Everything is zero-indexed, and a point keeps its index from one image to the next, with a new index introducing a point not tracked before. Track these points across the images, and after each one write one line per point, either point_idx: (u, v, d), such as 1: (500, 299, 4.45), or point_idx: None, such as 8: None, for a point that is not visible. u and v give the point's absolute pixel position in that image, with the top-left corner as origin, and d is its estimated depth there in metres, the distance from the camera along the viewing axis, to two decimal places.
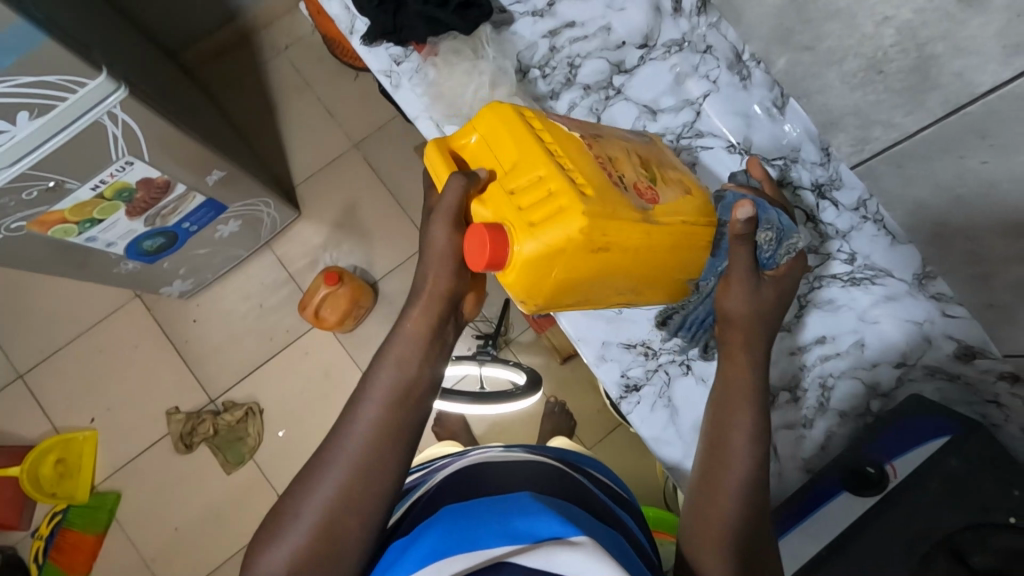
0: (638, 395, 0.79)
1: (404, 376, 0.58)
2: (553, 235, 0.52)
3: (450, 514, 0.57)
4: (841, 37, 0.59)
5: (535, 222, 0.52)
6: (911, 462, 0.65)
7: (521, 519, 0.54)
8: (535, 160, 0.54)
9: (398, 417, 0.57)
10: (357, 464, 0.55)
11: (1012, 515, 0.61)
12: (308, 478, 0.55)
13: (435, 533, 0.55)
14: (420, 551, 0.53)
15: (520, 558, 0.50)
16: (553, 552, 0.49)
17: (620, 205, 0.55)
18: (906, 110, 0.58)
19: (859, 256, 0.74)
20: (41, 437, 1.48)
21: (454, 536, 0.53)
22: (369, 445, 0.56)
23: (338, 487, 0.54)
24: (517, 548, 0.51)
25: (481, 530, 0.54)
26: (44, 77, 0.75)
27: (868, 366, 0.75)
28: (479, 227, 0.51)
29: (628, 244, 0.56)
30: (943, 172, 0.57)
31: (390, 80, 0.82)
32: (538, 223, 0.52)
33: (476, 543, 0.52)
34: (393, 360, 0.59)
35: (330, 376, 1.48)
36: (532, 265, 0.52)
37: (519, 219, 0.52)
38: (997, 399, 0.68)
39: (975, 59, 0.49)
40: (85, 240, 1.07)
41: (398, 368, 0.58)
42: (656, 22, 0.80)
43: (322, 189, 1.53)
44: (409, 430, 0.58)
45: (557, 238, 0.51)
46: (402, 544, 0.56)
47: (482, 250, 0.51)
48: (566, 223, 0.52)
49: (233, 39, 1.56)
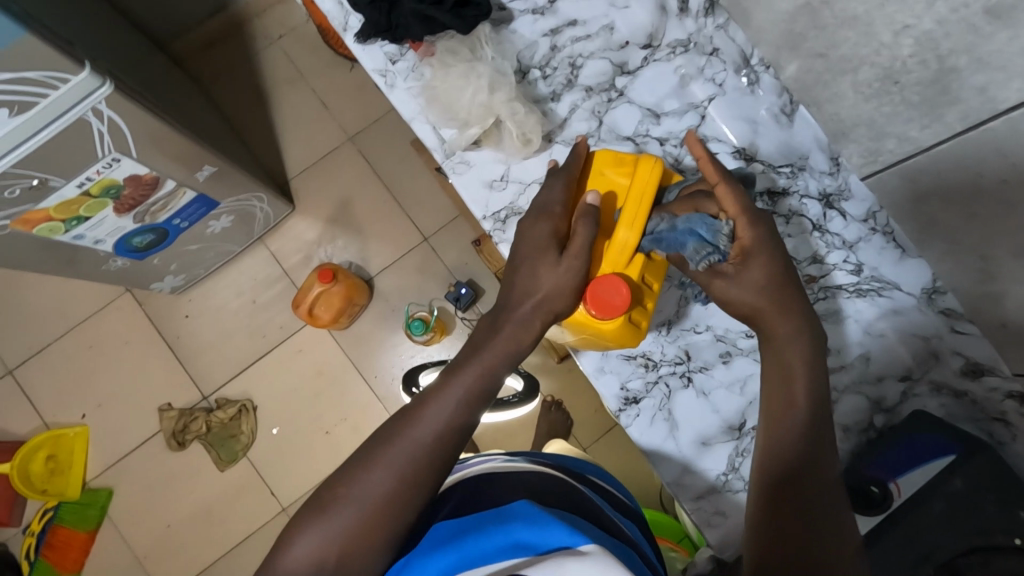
0: (638, 408, 0.77)
1: (475, 385, 0.60)
2: (629, 329, 0.67)
3: (458, 527, 0.55)
4: (856, 45, 0.57)
5: (629, 317, 0.67)
6: (915, 481, 0.64)
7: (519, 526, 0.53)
8: (660, 276, 0.71)
9: (450, 424, 0.58)
10: (401, 471, 0.55)
11: (1018, 537, 0.58)
12: (352, 475, 0.55)
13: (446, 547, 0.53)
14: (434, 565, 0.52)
15: (532, 569, 0.48)
16: (564, 561, 0.48)
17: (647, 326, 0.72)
18: (923, 124, 0.56)
19: (867, 267, 0.72)
20: (31, 433, 1.46)
21: (468, 548, 0.52)
22: (421, 450, 0.56)
23: (348, 526, 0.52)
24: (528, 560, 0.49)
25: (491, 538, 0.52)
26: (24, 72, 0.72)
27: (873, 381, 0.73)
28: (620, 283, 0.63)
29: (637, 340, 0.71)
30: (958, 188, 0.55)
31: (385, 80, 0.80)
32: (630, 323, 0.67)
33: (488, 558, 0.51)
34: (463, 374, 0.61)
35: (325, 374, 1.46)
36: (592, 328, 0.67)
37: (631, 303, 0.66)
38: (1004, 417, 0.66)
39: (999, 73, 0.46)
40: (72, 237, 1.04)
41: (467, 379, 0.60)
42: (661, 22, 0.78)
43: (317, 183, 1.50)
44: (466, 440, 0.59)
45: (622, 336, 0.68)
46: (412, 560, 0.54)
47: (611, 296, 0.63)
48: (632, 333, 0.68)
49: (225, 27, 1.52)
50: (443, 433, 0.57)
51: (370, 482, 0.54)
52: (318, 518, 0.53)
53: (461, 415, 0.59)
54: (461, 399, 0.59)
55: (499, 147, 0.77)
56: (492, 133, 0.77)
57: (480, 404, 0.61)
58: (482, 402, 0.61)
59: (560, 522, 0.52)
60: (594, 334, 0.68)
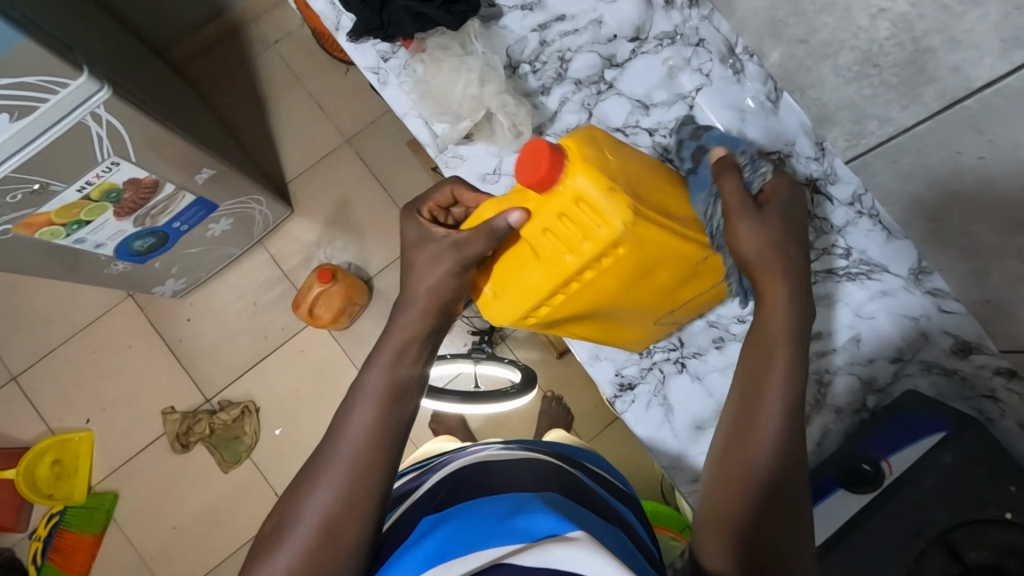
0: (633, 393, 0.79)
1: (387, 377, 0.60)
2: (578, 208, 0.58)
3: (447, 515, 0.57)
4: (835, 30, 0.58)
5: (563, 213, 0.58)
6: (907, 457, 0.65)
7: (503, 521, 0.54)
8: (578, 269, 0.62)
9: (372, 431, 0.58)
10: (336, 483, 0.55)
11: (1008, 511, 0.60)
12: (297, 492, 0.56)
13: (435, 531, 0.55)
14: (421, 552, 0.53)
15: (517, 559, 0.49)
16: (549, 547, 0.49)
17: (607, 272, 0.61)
18: (902, 105, 0.57)
19: (856, 251, 0.74)
20: (36, 438, 1.47)
21: (453, 536, 0.53)
22: (355, 455, 0.57)
23: (290, 567, 0.53)
24: (514, 547, 0.50)
25: (480, 528, 0.54)
26: (23, 78, 0.73)
27: (865, 361, 0.75)
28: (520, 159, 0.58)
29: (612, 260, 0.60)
30: (940, 167, 0.57)
31: (378, 77, 0.83)
32: (567, 213, 0.58)
33: (475, 544, 0.52)
34: (374, 366, 0.61)
35: (326, 374, 1.47)
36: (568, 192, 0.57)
37: (563, 201, 0.58)
38: (993, 393, 0.68)
39: (972, 52, 0.48)
40: (74, 241, 1.05)
41: (380, 371, 0.61)
42: (648, 15, 0.79)
43: (315, 185, 1.52)
44: (402, 429, 0.60)
45: (587, 208, 0.57)
46: (397, 556, 0.55)
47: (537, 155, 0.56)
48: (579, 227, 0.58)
49: (221, 33, 1.54)
50: (369, 430, 0.58)
51: (305, 502, 0.55)
52: (273, 545, 0.54)
53: (384, 406, 0.59)
54: (366, 416, 0.59)
55: (492, 139, 0.80)
56: (484, 126, 0.80)
57: (396, 401, 0.60)
58: (402, 397, 0.61)
59: (547, 511, 0.54)
60: (592, 212, 0.57)
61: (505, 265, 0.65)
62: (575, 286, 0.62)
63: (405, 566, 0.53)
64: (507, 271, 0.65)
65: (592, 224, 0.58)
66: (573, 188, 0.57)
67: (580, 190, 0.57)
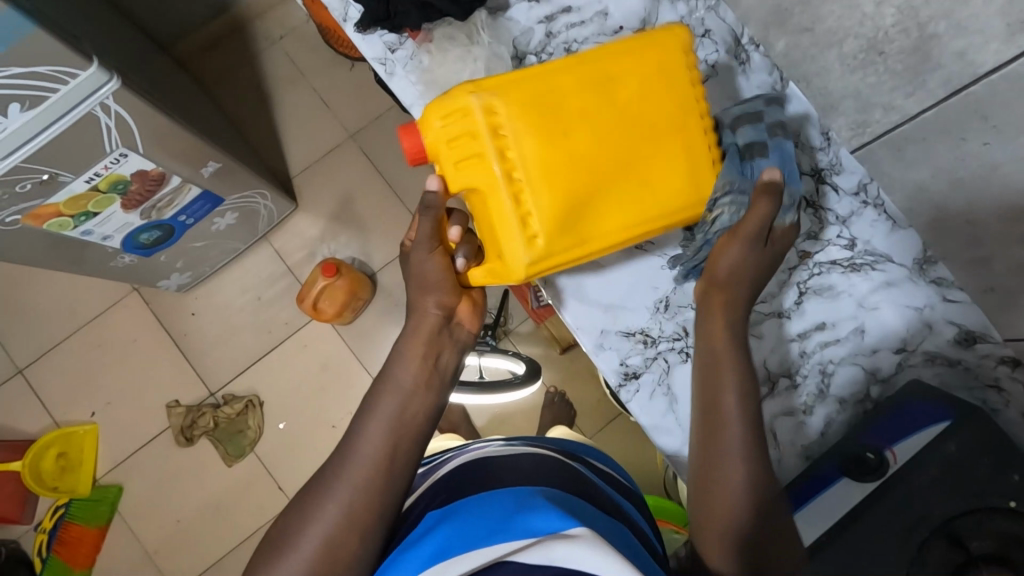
0: (637, 383, 0.79)
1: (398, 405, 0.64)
2: (450, 127, 0.62)
3: (454, 514, 0.58)
4: (840, 17, 0.58)
5: (449, 143, 0.63)
6: (911, 446, 0.65)
7: (512, 519, 0.55)
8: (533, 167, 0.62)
9: (381, 452, 0.61)
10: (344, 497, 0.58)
11: (1011, 499, 0.60)
12: (306, 505, 0.59)
13: (441, 530, 0.56)
14: (422, 551, 0.55)
15: (519, 556, 0.50)
16: (552, 544, 0.50)
17: (533, 147, 0.62)
18: (907, 92, 0.57)
19: (860, 241, 0.75)
20: (41, 431, 1.48)
21: (454, 535, 0.55)
22: (365, 474, 0.60)
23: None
24: (518, 544, 0.51)
25: (491, 523, 0.55)
26: (34, 68, 0.74)
27: (868, 352, 0.75)
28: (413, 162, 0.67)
29: (524, 142, 0.62)
30: (944, 155, 0.57)
31: (384, 68, 0.82)
32: (450, 139, 0.63)
33: (482, 541, 0.53)
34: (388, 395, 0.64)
35: (330, 369, 1.48)
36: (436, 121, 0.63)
37: (441, 142, 0.64)
38: (997, 382, 0.68)
39: (976, 37, 0.48)
40: (81, 233, 1.06)
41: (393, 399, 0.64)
42: (653, 7, 0.81)
43: (320, 180, 1.52)
44: (409, 447, 0.63)
45: (452, 114, 0.62)
46: (405, 551, 0.57)
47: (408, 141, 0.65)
48: (468, 144, 0.62)
49: (226, 29, 1.55)
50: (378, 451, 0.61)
51: (312, 517, 0.57)
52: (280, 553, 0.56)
53: (394, 429, 0.63)
54: (375, 437, 0.62)
55: None
56: None
57: (402, 424, 0.63)
58: (409, 418, 0.64)
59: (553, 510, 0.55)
60: (453, 114, 0.62)
61: (490, 233, 0.67)
62: (519, 168, 0.62)
63: (407, 565, 0.55)
64: (489, 228, 0.66)
65: (466, 126, 0.62)
66: (435, 124, 0.63)
67: (438, 120, 0.63)
